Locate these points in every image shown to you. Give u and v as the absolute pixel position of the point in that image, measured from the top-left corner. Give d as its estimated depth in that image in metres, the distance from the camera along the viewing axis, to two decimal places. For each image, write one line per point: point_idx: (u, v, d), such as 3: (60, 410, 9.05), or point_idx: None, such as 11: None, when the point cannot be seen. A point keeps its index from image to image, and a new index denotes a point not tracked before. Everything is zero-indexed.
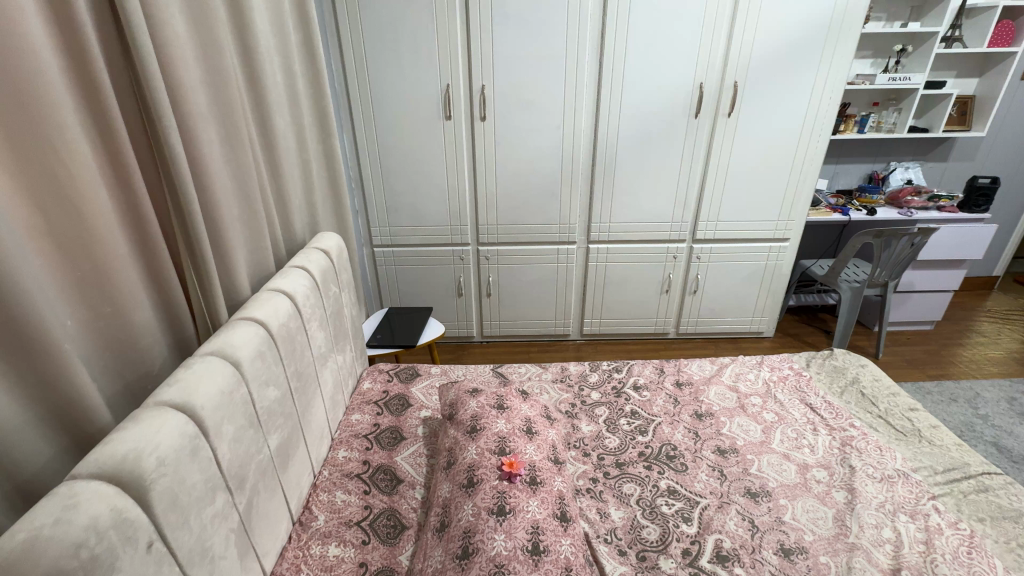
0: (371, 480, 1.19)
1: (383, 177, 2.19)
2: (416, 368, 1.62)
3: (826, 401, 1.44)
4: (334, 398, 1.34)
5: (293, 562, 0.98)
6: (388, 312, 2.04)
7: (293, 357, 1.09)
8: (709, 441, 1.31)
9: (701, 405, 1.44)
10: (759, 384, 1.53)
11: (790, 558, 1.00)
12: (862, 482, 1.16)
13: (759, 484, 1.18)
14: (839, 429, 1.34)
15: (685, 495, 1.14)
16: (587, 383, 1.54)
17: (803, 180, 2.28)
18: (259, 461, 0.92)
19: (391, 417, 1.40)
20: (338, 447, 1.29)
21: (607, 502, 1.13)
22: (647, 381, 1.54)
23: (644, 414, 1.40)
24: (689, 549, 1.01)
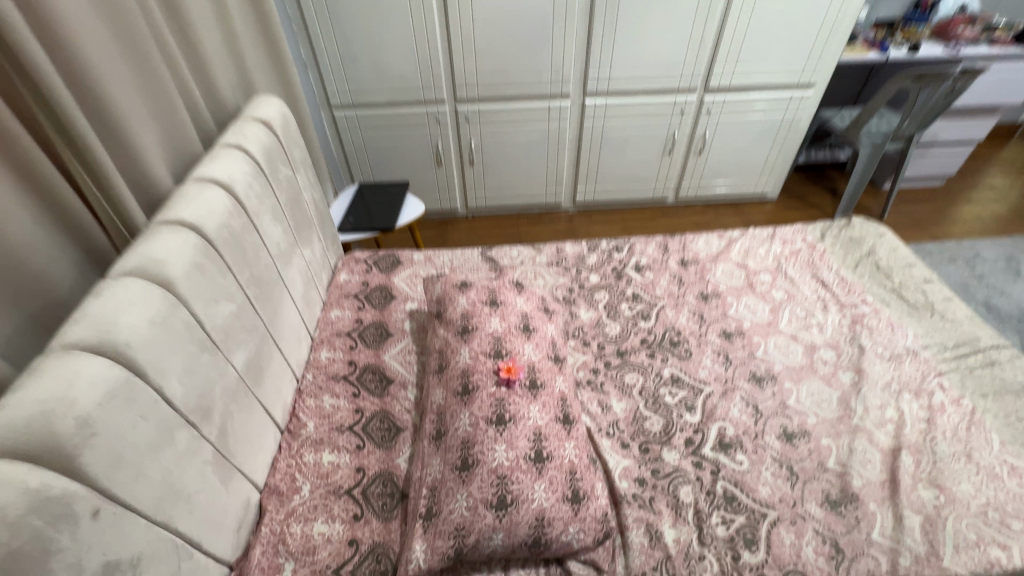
0: (359, 382, 1.12)
1: (330, 15, 1.74)
2: (397, 256, 1.46)
3: (839, 276, 1.35)
4: (307, 296, 1.20)
5: (286, 472, 0.95)
6: (360, 189, 1.80)
7: (245, 262, 0.91)
8: (714, 324, 1.24)
9: (707, 286, 1.34)
10: (770, 260, 1.41)
11: (792, 442, 0.99)
12: (871, 362, 1.13)
13: (765, 368, 1.13)
14: (850, 306, 1.27)
15: (689, 383, 1.10)
16: (584, 266, 1.41)
17: (845, 9, 1.89)
18: (224, 385, 0.81)
19: (374, 311, 1.29)
20: (320, 347, 1.19)
21: (609, 393, 1.09)
22: (650, 260, 1.42)
23: (647, 298, 1.31)
24: (693, 439, 1.00)
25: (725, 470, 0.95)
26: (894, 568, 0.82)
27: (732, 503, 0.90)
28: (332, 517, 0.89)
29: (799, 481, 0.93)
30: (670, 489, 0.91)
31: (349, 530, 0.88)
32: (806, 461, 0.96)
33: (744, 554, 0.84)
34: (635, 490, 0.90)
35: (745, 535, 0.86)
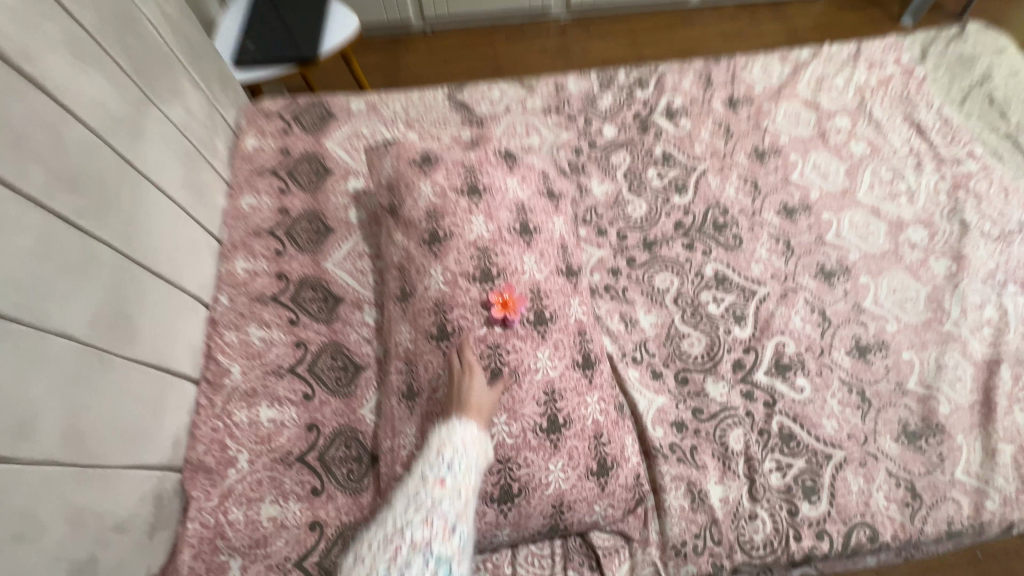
0: (295, 303, 0.82)
1: None
2: (325, 105, 1.01)
3: (941, 118, 0.99)
4: (194, 182, 0.81)
5: (212, 440, 0.71)
6: None
7: (28, 153, 0.52)
8: (773, 196, 0.92)
9: (764, 138, 0.97)
10: (850, 95, 1.02)
11: (866, 359, 0.78)
12: (974, 244, 0.86)
13: (837, 257, 0.86)
14: (951, 162, 0.94)
15: (738, 284, 0.83)
16: (595, 112, 1.00)
17: None
18: (47, 373, 0.50)
19: (303, 196, 0.91)
20: (232, 254, 0.85)
21: (634, 304, 0.82)
22: (687, 101, 1.01)
23: (682, 160, 0.95)
24: (743, 361, 0.77)
25: (783, 402, 0.74)
26: (977, 513, 0.68)
27: (790, 443, 0.72)
28: (284, 494, 0.69)
29: (872, 410, 0.74)
30: (716, 435, 0.71)
31: (309, 510, 0.68)
32: (881, 382, 0.76)
33: (803, 507, 0.68)
34: (671, 439, 0.70)
35: (805, 483, 0.69)
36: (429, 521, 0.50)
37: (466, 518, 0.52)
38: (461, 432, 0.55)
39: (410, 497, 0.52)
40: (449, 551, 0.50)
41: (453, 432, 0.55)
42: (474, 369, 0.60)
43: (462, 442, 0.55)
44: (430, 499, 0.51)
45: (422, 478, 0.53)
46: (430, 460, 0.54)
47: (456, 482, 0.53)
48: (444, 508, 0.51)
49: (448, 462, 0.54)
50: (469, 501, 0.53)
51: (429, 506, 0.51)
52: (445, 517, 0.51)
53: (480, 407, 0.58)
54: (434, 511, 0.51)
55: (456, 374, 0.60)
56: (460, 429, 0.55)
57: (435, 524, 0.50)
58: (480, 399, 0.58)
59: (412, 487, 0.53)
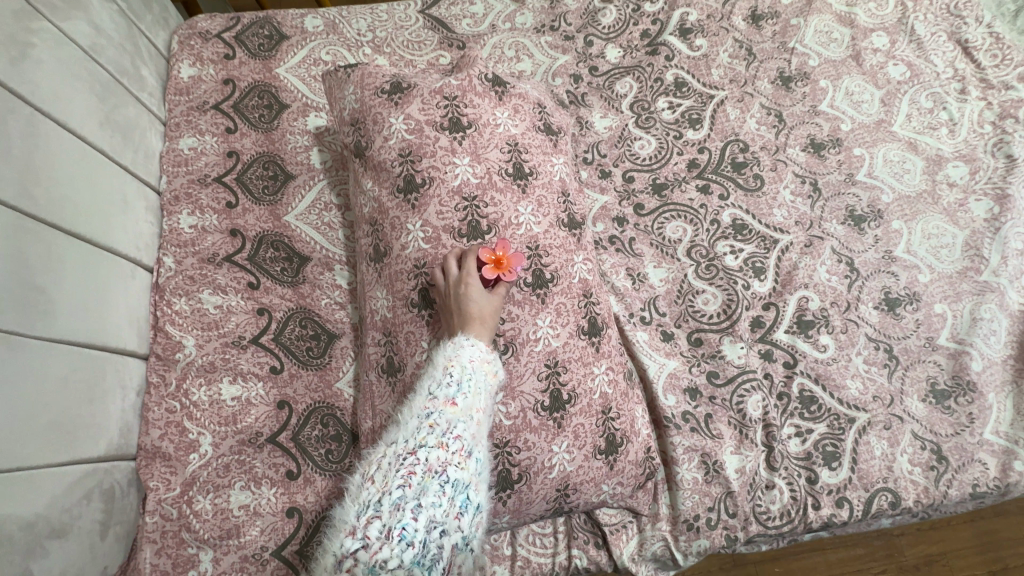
0: (254, 264, 0.71)
1: None
2: (274, 23, 0.84)
3: (991, 35, 0.86)
4: (115, 120, 0.67)
5: (169, 423, 0.62)
6: None
7: None
8: (798, 129, 0.80)
9: (791, 60, 0.84)
10: (890, 7, 0.88)
11: (895, 313, 0.71)
12: (1019, 182, 0.76)
13: (867, 200, 0.77)
14: (999, 87, 0.83)
15: (759, 232, 0.74)
16: (596, 31, 0.85)
17: None
18: None
19: (255, 137, 0.77)
20: (174, 207, 0.72)
21: (642, 257, 0.72)
22: (703, 16, 0.86)
23: (697, 87, 0.82)
24: (762, 320, 0.69)
25: (805, 363, 0.68)
26: (1004, 474, 0.64)
27: (810, 407, 0.66)
28: (257, 480, 0.62)
29: (899, 368, 0.68)
30: (733, 401, 0.65)
31: (285, 495, 0.61)
32: (910, 338, 0.70)
33: (822, 474, 0.63)
34: (685, 407, 0.64)
35: (825, 449, 0.64)
36: (447, 440, 0.41)
37: (481, 440, 0.44)
38: (469, 348, 0.46)
39: (417, 415, 0.43)
40: (467, 477, 0.41)
41: (459, 348, 0.46)
42: (472, 277, 0.51)
43: (469, 362, 0.46)
44: (445, 417, 0.42)
45: (429, 394, 0.43)
46: (435, 376, 0.45)
47: (468, 402, 0.44)
48: (461, 427, 0.42)
49: (458, 379, 0.44)
50: (482, 423, 0.44)
51: (445, 424, 0.41)
52: (464, 436, 0.42)
53: (482, 320, 0.50)
54: (450, 432, 0.41)
55: (451, 286, 0.51)
56: (467, 346, 0.47)
57: (454, 444, 0.41)
58: (481, 309, 0.51)
59: (418, 405, 0.43)
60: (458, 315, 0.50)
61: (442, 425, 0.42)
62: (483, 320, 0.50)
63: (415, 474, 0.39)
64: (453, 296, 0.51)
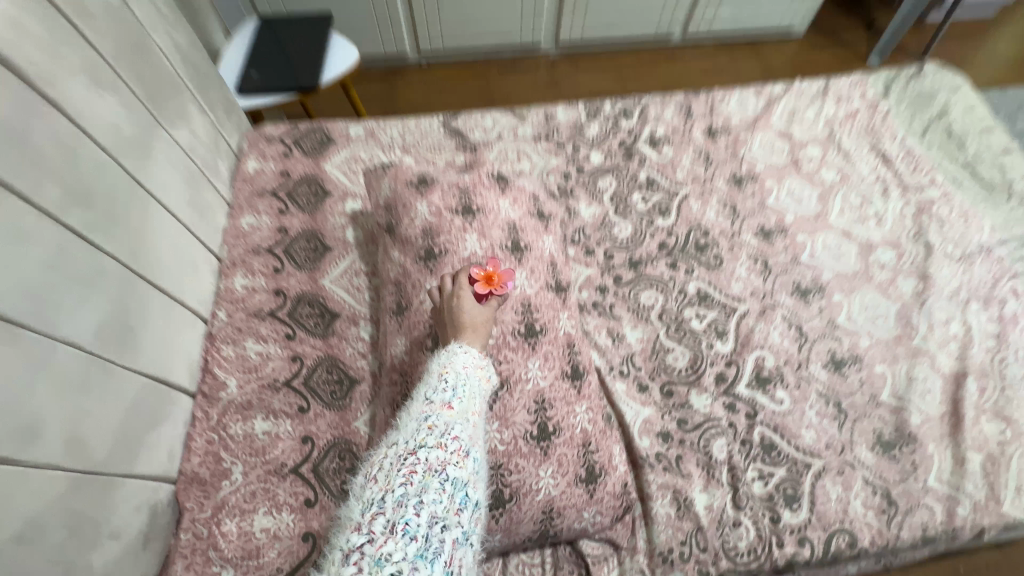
0: (293, 318, 0.84)
1: None
2: (325, 131, 1.06)
3: (904, 149, 1.06)
4: (197, 202, 0.84)
5: (207, 453, 0.72)
6: (262, 27, 1.27)
7: (46, 171, 0.54)
8: (750, 219, 0.97)
9: (741, 165, 1.04)
10: (820, 126, 1.09)
11: (841, 372, 0.82)
12: (938, 264, 0.91)
13: (811, 276, 0.91)
14: (915, 189, 1.01)
15: (720, 302, 0.87)
16: (583, 140, 1.05)
17: None
18: (49, 380, 0.51)
19: (302, 217, 0.94)
20: (232, 271, 0.87)
21: (621, 319, 0.85)
22: (669, 130, 1.07)
23: (665, 185, 1.00)
24: (725, 375, 0.80)
25: (764, 413, 0.77)
26: (950, 518, 0.71)
27: (771, 453, 0.74)
28: (278, 506, 0.69)
29: (848, 420, 0.78)
30: (701, 445, 0.74)
31: (302, 521, 0.68)
32: (856, 394, 0.80)
33: (784, 514, 0.70)
34: (658, 449, 0.73)
35: (786, 491, 0.72)
36: (446, 440, 0.45)
37: (477, 442, 0.48)
38: (462, 357, 0.53)
39: (417, 420, 0.48)
40: (465, 476, 0.45)
41: (453, 356, 0.53)
42: (464, 293, 0.61)
43: (464, 367, 0.53)
44: (442, 420, 0.47)
45: (426, 400, 0.49)
46: (433, 385, 0.51)
47: (461, 406, 0.49)
48: (459, 429, 0.47)
49: (452, 386, 0.50)
50: (477, 426, 0.49)
51: (443, 426, 0.46)
52: (461, 437, 0.47)
53: (473, 327, 0.58)
54: (448, 432, 0.46)
55: (447, 300, 0.61)
56: (460, 357, 0.53)
57: (452, 444, 0.45)
58: (474, 320, 0.59)
59: (418, 410, 0.48)
60: (453, 326, 0.59)
61: (440, 427, 0.47)
62: (474, 327, 0.58)
63: (416, 473, 0.43)
64: (449, 310, 0.60)
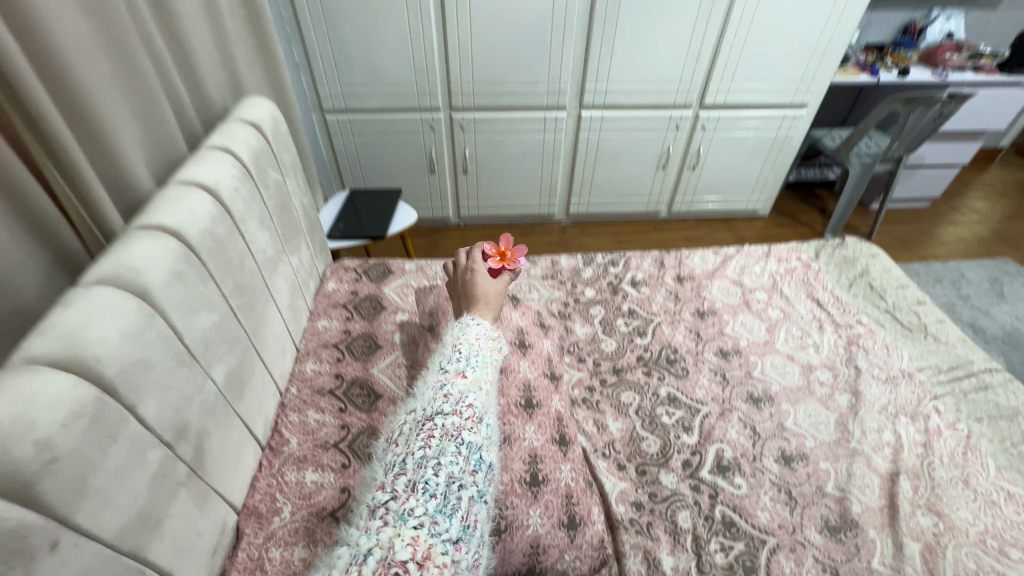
0: (346, 396, 1.08)
1: (325, 17, 1.76)
2: (387, 265, 1.42)
3: (834, 296, 1.34)
4: (294, 306, 1.16)
5: (266, 492, 0.90)
6: (350, 195, 1.76)
7: (230, 271, 0.87)
8: (711, 342, 1.22)
9: (703, 303, 1.33)
10: (765, 277, 1.40)
11: (791, 465, 0.97)
12: (867, 384, 1.12)
13: (762, 388, 1.12)
14: (845, 326, 1.26)
15: (686, 403, 1.08)
16: (580, 280, 1.38)
17: (838, 32, 1.96)
18: (201, 401, 0.76)
19: (363, 323, 1.24)
20: (305, 358, 1.15)
21: (604, 412, 1.06)
22: (646, 276, 1.40)
23: (643, 314, 1.29)
24: (690, 461, 0.97)
25: (724, 494, 0.92)
26: None
27: (731, 528, 0.87)
28: (314, 542, 0.84)
29: (798, 506, 0.91)
30: (668, 514, 0.89)
31: None
32: (804, 485, 0.94)
33: None
34: (631, 515, 0.88)
35: (744, 562, 0.83)
36: (459, 408, 0.63)
37: (484, 410, 0.66)
38: (474, 327, 0.76)
39: (437, 387, 0.66)
40: (475, 439, 0.62)
41: (467, 326, 0.76)
42: (477, 267, 0.89)
43: (474, 337, 0.75)
44: (456, 390, 0.66)
45: (445, 372, 0.68)
46: (451, 362, 0.70)
47: (472, 378, 0.68)
48: (469, 398, 0.65)
49: (465, 360, 0.70)
50: (484, 392, 0.68)
51: (457, 397, 0.65)
52: (470, 405, 0.64)
53: (488, 296, 0.85)
54: (462, 398, 0.65)
55: (464, 270, 0.89)
56: (471, 333, 0.75)
57: (464, 411, 0.63)
58: (487, 288, 0.86)
59: (438, 382, 0.67)
60: (473, 295, 0.85)
61: (452, 398, 0.65)
62: (489, 296, 0.85)
63: (434, 437, 0.59)
64: (468, 279, 0.88)
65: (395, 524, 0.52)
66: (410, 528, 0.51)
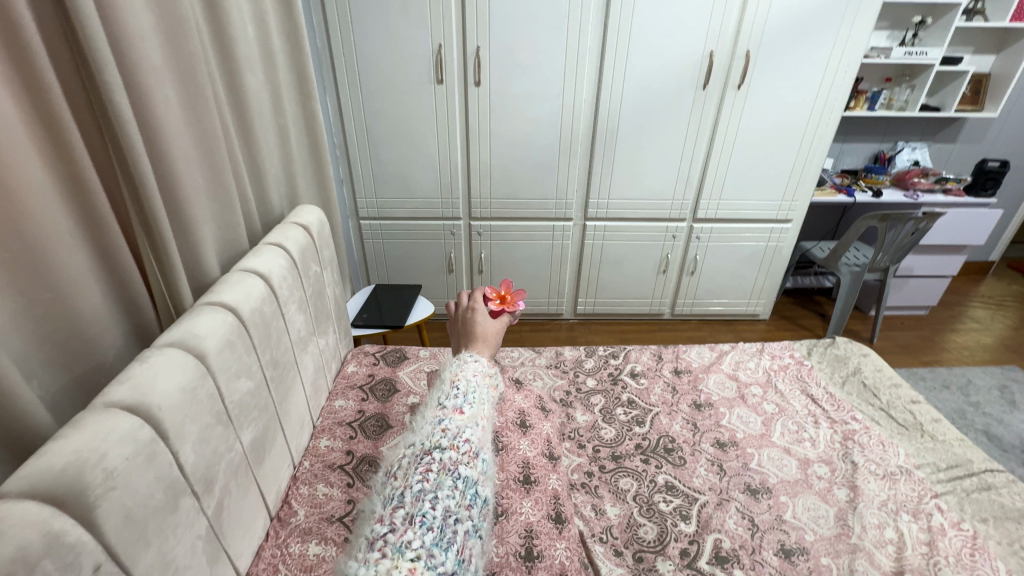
0: (354, 472, 1.11)
1: (369, 143, 2.11)
2: (403, 351, 1.53)
3: (827, 392, 1.39)
4: (316, 384, 1.26)
5: (269, 563, 0.91)
6: (374, 290, 1.95)
7: (268, 344, 1.00)
8: (708, 433, 1.26)
9: (700, 395, 1.39)
10: (760, 372, 1.47)
11: (791, 560, 0.97)
12: (865, 479, 1.13)
13: (760, 479, 1.14)
14: (840, 422, 1.29)
15: (683, 491, 1.10)
16: (582, 370, 1.47)
17: (810, 159, 2.24)
18: (229, 460, 0.84)
19: (377, 404, 1.31)
20: (320, 435, 1.22)
21: (602, 497, 1.08)
22: (644, 368, 1.48)
23: (641, 404, 1.35)
24: (688, 550, 0.98)
25: None
26: None
27: None
28: None
29: None
30: None
31: None
32: None
33: None
34: None
35: None
36: (457, 444, 0.76)
37: (478, 444, 0.79)
38: (473, 361, 0.94)
39: (435, 423, 0.79)
40: (471, 476, 0.73)
41: (465, 359, 0.94)
42: (477, 308, 1.05)
43: (473, 371, 0.92)
44: (453, 426, 0.79)
45: (443, 408, 0.82)
46: (450, 399, 0.84)
47: (470, 414, 0.83)
48: (466, 434, 0.78)
49: (462, 396, 0.85)
50: (482, 423, 0.84)
51: (454, 434, 0.77)
52: (465, 440, 0.77)
53: (486, 334, 1.01)
54: (460, 432, 0.78)
55: (465, 309, 1.06)
56: (470, 366, 0.92)
57: (461, 448, 0.75)
58: (486, 328, 1.03)
59: (436, 419, 0.80)
60: (473, 331, 1.02)
61: (449, 433, 0.77)
62: (487, 334, 1.02)
63: (432, 472, 0.70)
64: (470, 317, 1.04)
65: (393, 556, 0.60)
66: (407, 560, 0.60)
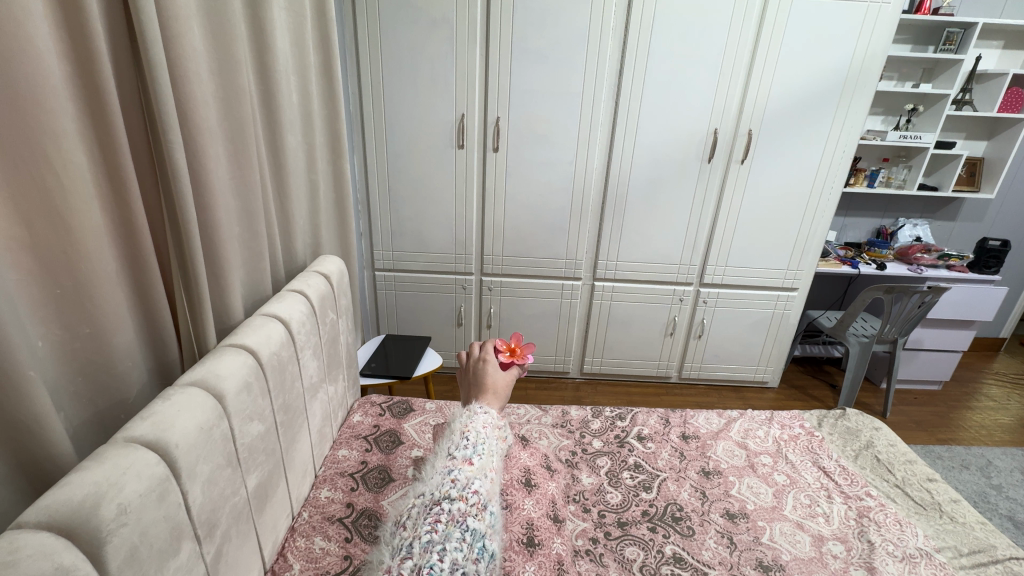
0: (353, 525, 1.06)
1: (391, 201, 2.23)
2: (409, 404, 1.50)
3: (840, 466, 1.36)
4: (322, 432, 1.26)
5: None
6: (384, 340, 1.98)
7: (282, 389, 1.02)
8: (717, 503, 1.23)
9: (708, 462, 1.36)
10: (770, 442, 1.45)
11: None
12: (882, 560, 1.07)
13: (772, 555, 1.09)
14: (855, 497, 1.25)
15: (692, 565, 1.06)
16: (588, 430, 1.45)
17: (814, 231, 2.31)
18: (232, 505, 0.83)
19: (380, 455, 1.28)
20: (321, 485, 1.19)
21: (608, 566, 1.04)
22: (652, 431, 1.46)
23: (648, 469, 1.32)
24: None
25: None
26: None
27: None
28: None
29: None
30: None
31: None
32: None
33: None
34: None
35: None
36: (467, 495, 0.77)
37: (487, 496, 0.79)
38: (484, 416, 0.94)
39: (446, 474, 0.80)
40: (480, 530, 0.73)
41: (474, 413, 0.94)
42: (488, 360, 1.07)
43: (483, 424, 0.92)
44: (462, 476, 0.80)
45: (453, 459, 0.83)
46: (461, 449, 0.85)
47: (479, 465, 0.83)
48: (475, 486, 0.79)
49: (472, 447, 0.86)
50: (489, 476, 0.84)
51: (463, 486, 0.78)
52: (475, 491, 0.78)
53: (496, 386, 1.03)
54: (468, 482, 0.79)
55: (474, 361, 1.08)
56: (479, 419, 0.93)
57: (470, 500, 0.76)
58: (496, 381, 1.04)
59: (448, 469, 0.81)
60: (484, 382, 1.03)
61: (459, 483, 0.78)
62: (497, 386, 1.03)
63: (440, 523, 0.71)
64: (480, 368, 1.06)
65: None
66: None
